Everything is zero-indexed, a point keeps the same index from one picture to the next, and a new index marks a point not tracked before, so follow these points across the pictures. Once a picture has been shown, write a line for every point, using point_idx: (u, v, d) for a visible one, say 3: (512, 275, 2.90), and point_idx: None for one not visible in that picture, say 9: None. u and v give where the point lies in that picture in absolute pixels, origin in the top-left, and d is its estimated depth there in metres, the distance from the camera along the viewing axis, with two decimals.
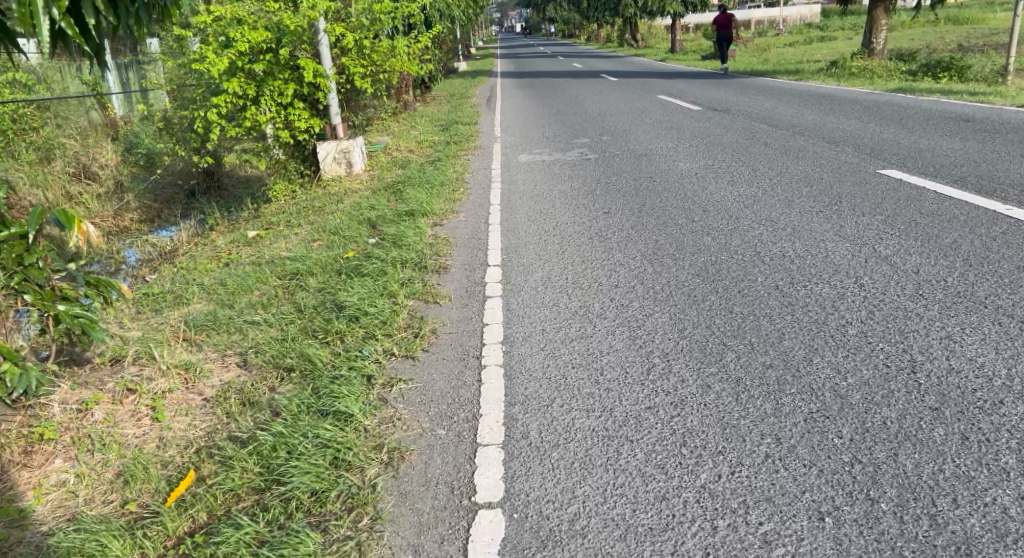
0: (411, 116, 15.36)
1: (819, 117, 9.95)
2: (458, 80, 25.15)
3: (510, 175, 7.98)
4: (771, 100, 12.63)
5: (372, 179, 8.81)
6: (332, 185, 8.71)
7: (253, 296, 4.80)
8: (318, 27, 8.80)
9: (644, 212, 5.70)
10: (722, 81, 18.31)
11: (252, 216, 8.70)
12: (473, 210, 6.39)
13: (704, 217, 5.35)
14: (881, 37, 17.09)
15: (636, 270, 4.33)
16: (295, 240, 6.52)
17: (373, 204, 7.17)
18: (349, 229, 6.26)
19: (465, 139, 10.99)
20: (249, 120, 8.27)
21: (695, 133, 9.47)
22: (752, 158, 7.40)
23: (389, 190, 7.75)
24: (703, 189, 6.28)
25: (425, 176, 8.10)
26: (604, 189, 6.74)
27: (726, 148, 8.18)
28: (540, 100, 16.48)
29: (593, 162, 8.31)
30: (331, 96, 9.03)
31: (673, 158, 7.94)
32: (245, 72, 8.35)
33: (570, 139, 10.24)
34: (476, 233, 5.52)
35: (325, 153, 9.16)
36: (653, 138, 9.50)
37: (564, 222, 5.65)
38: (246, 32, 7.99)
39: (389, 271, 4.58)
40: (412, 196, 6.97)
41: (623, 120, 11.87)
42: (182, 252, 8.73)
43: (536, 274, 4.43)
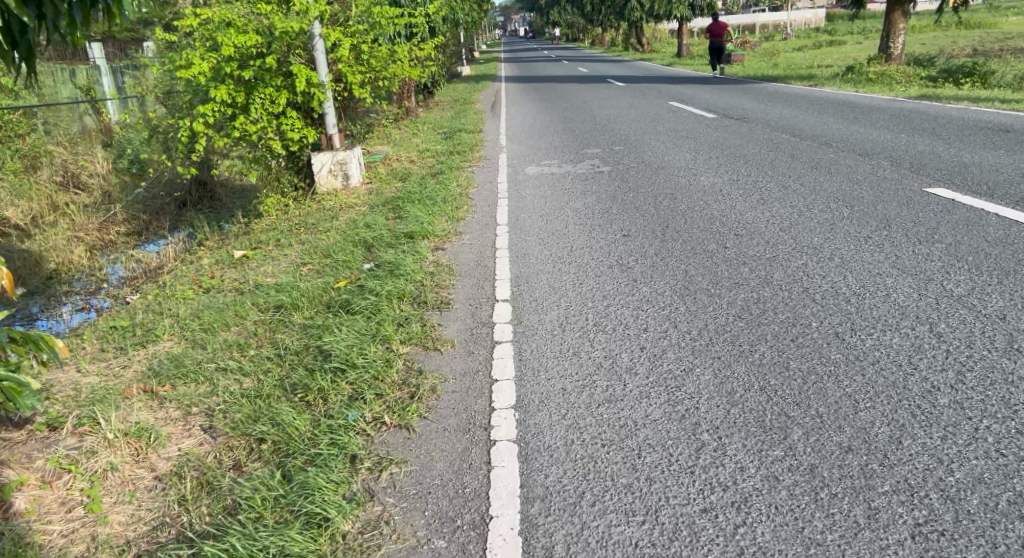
0: (413, 123, 14.84)
1: (844, 126, 9.40)
2: (462, 85, 24.69)
3: (518, 190, 7.43)
4: (790, 107, 12.07)
5: (370, 192, 8.27)
6: (328, 199, 8.15)
7: (230, 335, 4.27)
8: (313, 32, 8.27)
9: (669, 236, 5.14)
10: (733, 86, 17.75)
11: (242, 232, 8.17)
12: (478, 231, 5.84)
13: (738, 243, 4.78)
14: (898, 41, 16.52)
15: (667, 309, 3.77)
16: (284, 263, 5.97)
17: (370, 222, 6.63)
18: (342, 252, 5.72)
19: (469, 149, 10.44)
20: (238, 130, 7.74)
21: (714, 144, 8.91)
22: (780, 172, 6.84)
23: (388, 207, 7.21)
24: (731, 209, 5.72)
25: (427, 190, 7.56)
26: (621, 208, 6.18)
27: (750, 161, 7.61)
28: (546, 106, 15.96)
29: (607, 176, 7.75)
30: (327, 104, 8.48)
31: (693, 171, 7.39)
32: (234, 79, 7.82)
33: (580, 149, 9.70)
34: (482, 259, 4.97)
35: (320, 164, 8.58)
36: (669, 149, 8.95)
37: (580, 247, 5.10)
38: (234, 36, 7.46)
39: (383, 309, 4.03)
40: (412, 214, 6.43)
41: (634, 128, 11.33)
42: (168, 270, 8.20)
43: (551, 312, 3.89)
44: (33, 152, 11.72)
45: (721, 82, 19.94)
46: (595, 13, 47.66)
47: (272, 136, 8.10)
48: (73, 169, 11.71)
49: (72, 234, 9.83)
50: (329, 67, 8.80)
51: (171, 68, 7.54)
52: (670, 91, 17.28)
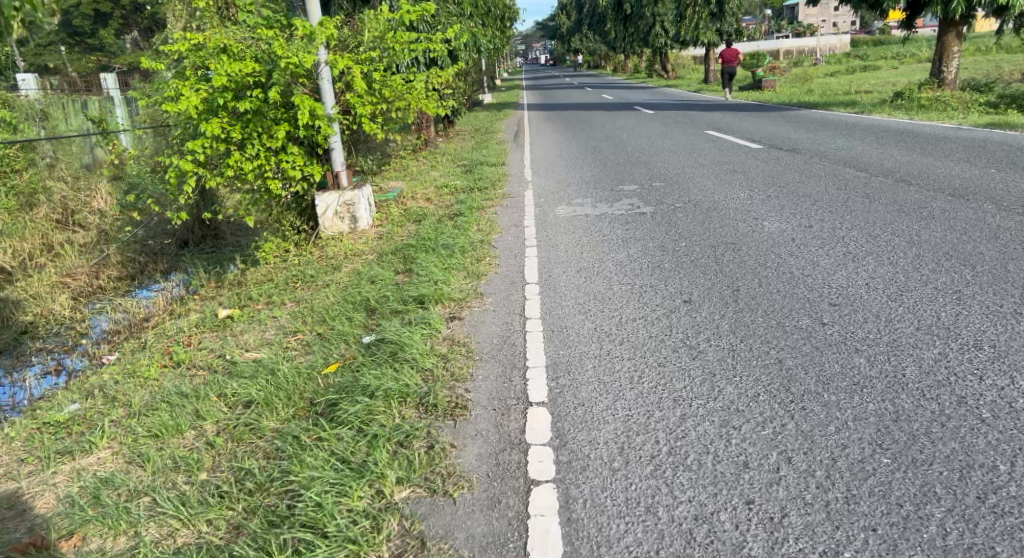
0: (433, 155, 14.02)
1: (914, 159, 8.37)
2: (486, 113, 24.00)
3: (548, 236, 6.43)
4: (843, 137, 11.05)
5: (380, 237, 7.35)
6: (331, 244, 7.23)
7: (180, 445, 3.28)
8: (319, 58, 7.41)
9: (743, 305, 4.11)
10: (771, 113, 16.74)
11: (236, 282, 7.28)
12: (504, 292, 4.84)
13: (837, 319, 3.73)
14: (953, 65, 15.42)
15: (768, 428, 2.73)
16: (273, 329, 5.03)
17: (376, 279, 5.67)
18: (340, 320, 4.76)
19: (492, 185, 9.50)
20: (231, 169, 6.90)
21: (770, 181, 7.87)
22: (860, 217, 5.81)
23: (399, 257, 6.25)
24: (813, 267, 4.67)
25: (444, 236, 6.60)
26: (674, 264, 5.16)
27: (818, 202, 6.57)
28: (574, 136, 15.11)
29: (651, 219, 6.74)
30: (335, 138, 7.58)
31: (753, 215, 6.36)
32: (228, 111, 7.00)
33: (615, 185, 8.73)
34: (508, 336, 3.97)
35: (325, 205, 7.65)
36: (717, 186, 7.93)
37: (632, 319, 4.09)
38: (227, 64, 6.64)
39: (377, 419, 3.02)
40: (426, 267, 5.45)
41: (673, 160, 10.37)
42: (153, 324, 7.31)
43: (606, 426, 2.86)
44: (29, 188, 10.78)
45: (755, 109, 18.90)
46: (617, 40, 46.96)
47: (271, 174, 7.23)
48: (70, 205, 10.93)
49: (59, 279, 9.01)
50: (337, 97, 7.92)
51: (158, 100, 6.78)
52: (704, 119, 16.28)
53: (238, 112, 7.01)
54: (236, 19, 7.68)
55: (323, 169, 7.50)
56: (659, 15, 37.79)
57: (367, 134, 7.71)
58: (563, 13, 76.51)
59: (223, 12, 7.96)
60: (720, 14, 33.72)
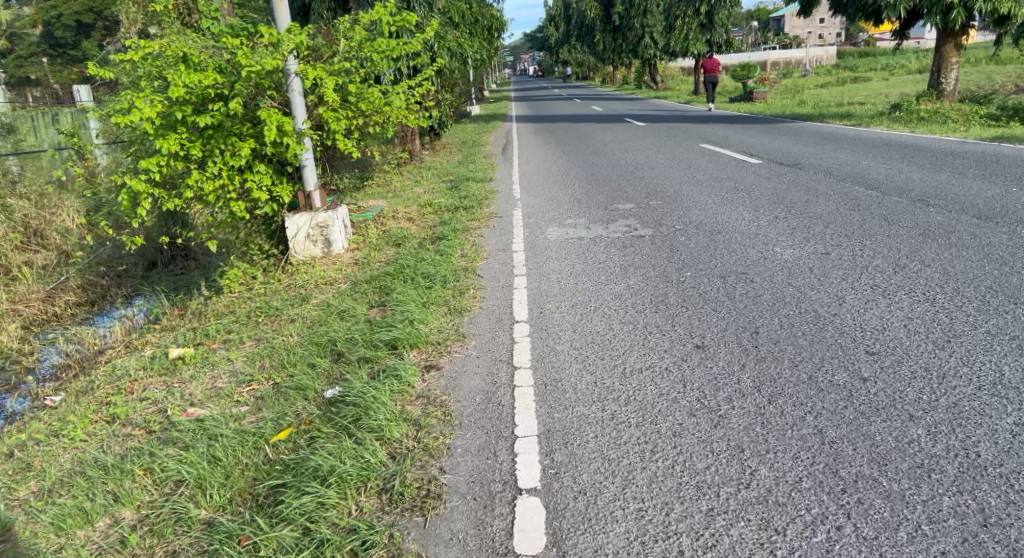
0: (417, 170, 13.46)
1: (926, 176, 7.93)
2: (473, 125, 23.48)
3: (539, 263, 5.87)
4: (845, 151, 10.62)
5: (356, 262, 6.78)
6: (303, 271, 6.65)
7: (87, 544, 2.68)
8: (289, 68, 6.84)
9: (765, 353, 3.56)
10: (766, 126, 16.36)
11: (198, 313, 6.67)
12: (490, 334, 4.25)
13: (880, 373, 3.17)
14: (952, 77, 15.10)
15: (820, 532, 2.21)
16: (228, 377, 4.43)
17: (348, 315, 5.07)
18: (303, 368, 4.16)
19: (478, 203, 8.93)
20: (191, 189, 6.31)
21: (775, 201, 7.36)
22: (881, 243, 5.30)
23: (375, 288, 5.66)
24: (840, 303, 4.13)
25: (425, 263, 6.01)
26: (680, 298, 4.60)
27: (831, 224, 6.07)
28: (564, 149, 14.61)
29: (650, 243, 6.18)
30: (307, 155, 7.01)
31: (762, 240, 5.82)
32: (188, 126, 6.42)
33: (609, 203, 8.21)
34: (492, 393, 3.39)
35: (295, 227, 7.04)
36: (720, 206, 7.41)
37: (637, 370, 3.53)
38: (184, 73, 6.07)
39: (329, 520, 2.44)
40: (404, 303, 4.85)
41: (669, 176, 9.87)
42: (106, 360, 6.65)
43: (616, 530, 2.32)
44: None
45: (749, 122, 18.50)
46: (605, 51, 46.63)
47: (235, 194, 6.65)
48: None
49: (9, 307, 8.32)
50: (309, 110, 7.33)
51: (110, 114, 6.20)
52: (698, 132, 15.82)
53: (198, 127, 6.44)
54: (199, 27, 7.11)
55: (294, 189, 6.92)
56: (648, 27, 37.82)
57: (341, 150, 7.15)
58: (551, 24, 76.31)
59: (185, 19, 7.37)
60: (710, 25, 33.63)
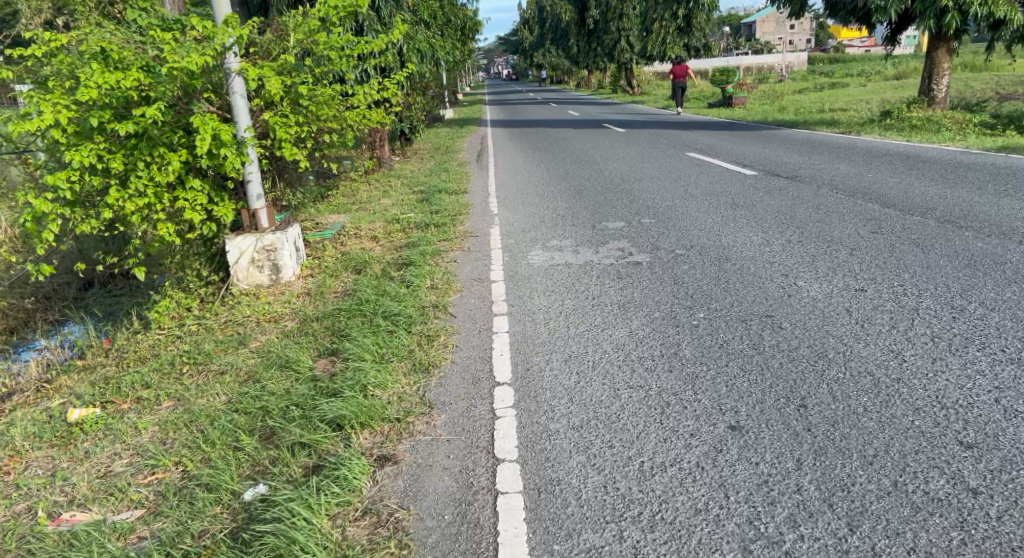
0: (385, 179, 12.53)
1: (943, 191, 7.29)
2: (446, 130, 22.60)
3: (523, 298, 5.01)
4: (845, 162, 9.98)
5: (310, 291, 5.87)
6: (248, 304, 5.73)
7: None
8: (229, 68, 5.90)
9: (822, 443, 2.72)
10: (752, 133, 15.78)
11: (121, 352, 5.69)
12: (463, 403, 3.36)
13: (993, 484, 2.40)
14: (943, 83, 14.66)
15: None
16: (130, 457, 3.48)
17: (289, 369, 4.15)
18: (225, 449, 3.25)
19: (452, 220, 8.05)
20: (110, 210, 5.34)
21: (783, 221, 6.61)
22: (923, 276, 4.56)
23: (327, 330, 4.74)
24: (899, 363, 3.33)
25: (389, 296, 5.11)
26: (697, 350, 3.77)
27: (856, 252, 5.33)
28: (542, 157, 13.82)
29: (649, 273, 5.36)
30: (251, 168, 6.07)
31: (780, 272, 5.04)
32: (107, 135, 5.45)
33: (597, 221, 7.40)
34: (469, 509, 2.53)
35: (237, 251, 6.07)
36: (721, 227, 6.63)
37: (660, 465, 2.70)
38: (98, 73, 5.11)
39: None
40: (357, 357, 3.94)
41: (658, 189, 9.11)
42: (9, 408, 5.61)
43: None
44: None
45: (733, 129, 17.90)
46: (580, 55, 45.98)
47: (165, 215, 5.69)
48: None
49: None
50: (254, 116, 6.38)
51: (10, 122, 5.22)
52: (682, 139, 15.14)
53: (119, 136, 5.48)
54: (125, 20, 6.15)
55: (235, 208, 5.97)
56: (624, 30, 37.29)
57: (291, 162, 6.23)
58: (524, 27, 75.51)
59: (108, 10, 6.38)
60: (688, 29, 33.32)
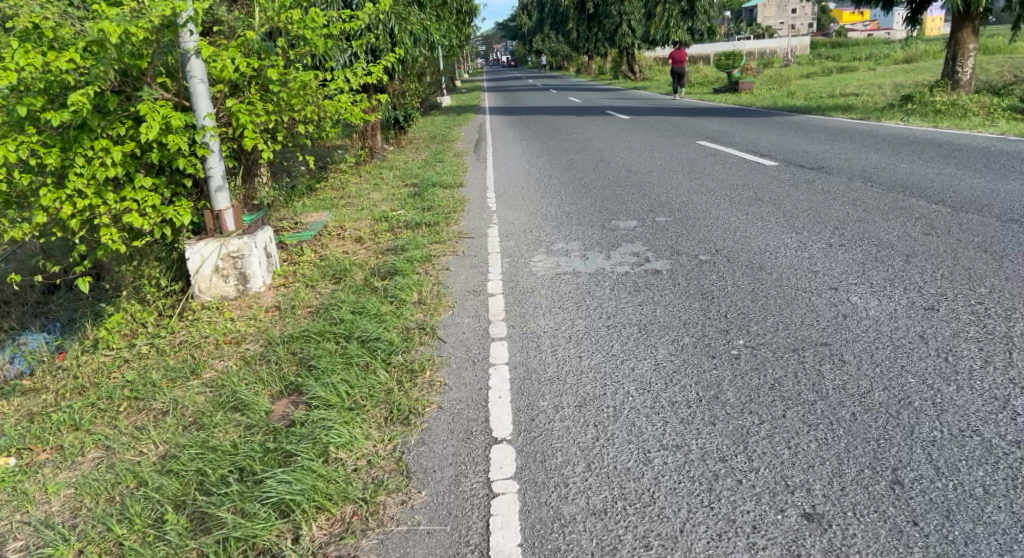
0: (377, 172, 11.76)
1: (992, 183, 6.54)
2: (443, 118, 21.84)
3: (526, 317, 4.26)
4: (872, 151, 9.21)
5: (282, 304, 5.13)
6: (210, 320, 4.99)
7: None
8: (185, 46, 5.05)
9: (942, 549, 2.02)
10: (765, 119, 14.96)
11: (61, 374, 4.93)
12: (449, 471, 2.62)
13: None
14: (968, 65, 13.87)
15: None
16: (27, 536, 2.75)
17: (241, 412, 3.40)
18: (140, 538, 2.52)
19: (445, 219, 7.28)
20: (42, 214, 4.56)
21: (818, 220, 5.85)
22: (1004, 292, 3.82)
23: (294, 359, 4.00)
24: (1010, 417, 2.60)
25: (368, 316, 4.36)
26: (741, 394, 3.04)
27: (912, 258, 4.58)
28: (544, 147, 13.05)
29: (671, 286, 4.61)
30: (212, 162, 5.29)
31: (827, 284, 4.30)
32: (39, 125, 4.65)
33: (607, 220, 6.65)
34: None
35: (199, 258, 5.31)
36: (747, 227, 5.88)
37: None
38: (22, 53, 4.30)
39: None
40: (321, 401, 3.19)
41: (672, 182, 8.35)
42: None
43: None
44: None
45: (742, 115, 17.09)
46: (580, 41, 44.99)
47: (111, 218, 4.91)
48: None
49: None
50: (217, 104, 5.60)
51: None
52: (690, 127, 14.36)
53: (55, 127, 4.68)
54: None
55: (193, 208, 5.20)
56: (625, 15, 36.28)
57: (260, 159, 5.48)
58: (522, 14, 74.24)
59: None
60: (692, 12, 32.45)
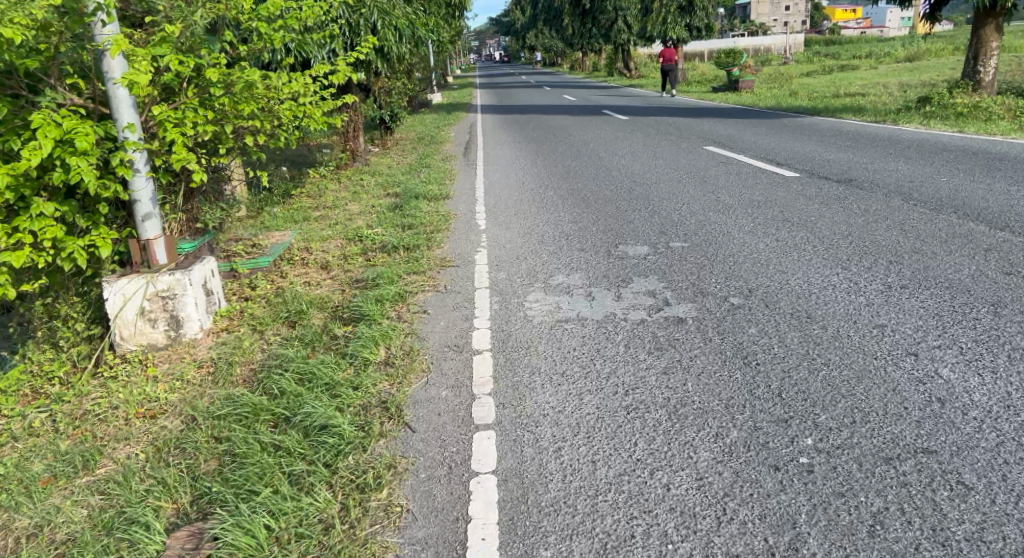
0: (355, 178, 10.82)
1: None
2: (433, 116, 20.92)
3: (521, 389, 3.34)
4: (902, 161, 8.31)
5: (221, 356, 4.19)
6: (131, 378, 4.05)
7: None
8: (99, 39, 4.04)
9: None
10: (774, 122, 14.05)
11: None
12: None
13: None
14: (991, 64, 13.02)
15: None
16: None
17: (125, 549, 2.46)
18: None
19: (426, 241, 6.33)
20: None
21: (864, 251, 4.94)
22: None
23: (217, 450, 3.06)
24: None
25: (318, 388, 3.42)
26: (828, 545, 2.13)
27: (1002, 310, 3.68)
28: (538, 151, 12.11)
29: (700, 343, 3.70)
30: (136, 182, 4.34)
31: (902, 346, 3.39)
32: None
33: (613, 247, 5.73)
34: None
35: (121, 299, 4.34)
36: (781, 259, 4.97)
37: None
38: None
39: None
40: (230, 548, 2.28)
41: (682, 196, 7.44)
42: None
43: None
44: None
45: (747, 116, 16.18)
46: (575, 36, 43.92)
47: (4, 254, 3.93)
48: None
49: None
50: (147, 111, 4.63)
51: None
52: (694, 129, 13.45)
53: None
54: None
55: (112, 238, 4.24)
56: (622, 10, 35.36)
57: (196, 184, 4.53)
58: (514, 9, 72.95)
59: None
60: (690, 9, 31.52)
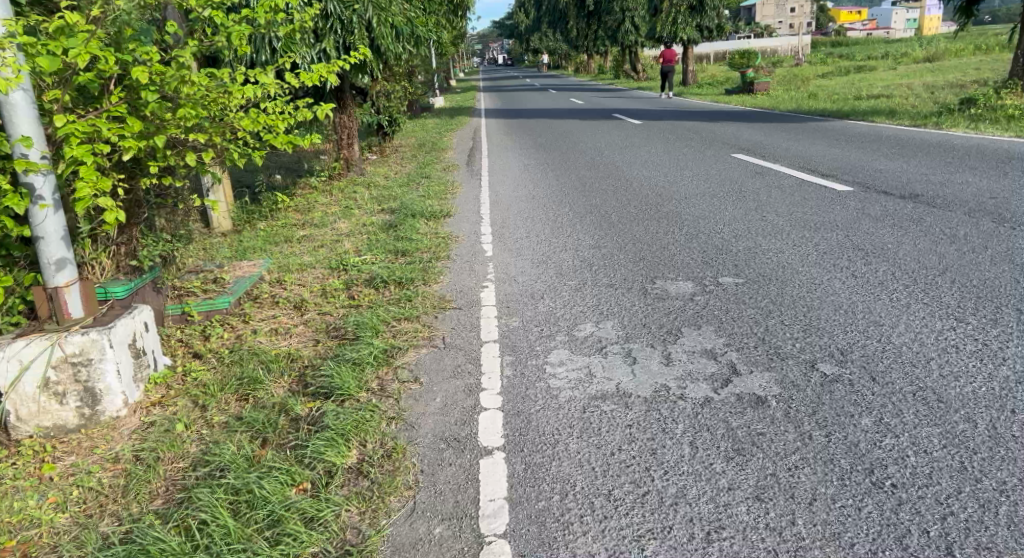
0: (347, 190, 9.79)
1: None
2: (435, 121, 19.90)
3: (549, 527, 2.30)
4: (969, 172, 7.26)
5: (143, 443, 3.15)
6: (18, 480, 3.00)
7: None
8: None
9: None
10: (803, 126, 12.98)
11: None
12: None
13: None
14: None
15: None
16: None
17: None
18: None
19: (422, 273, 5.28)
20: None
21: (974, 294, 3.90)
22: None
23: None
24: None
25: (255, 523, 2.37)
26: None
27: None
28: (548, 159, 11.09)
29: (795, 442, 2.66)
30: (34, 213, 3.26)
31: None
32: None
33: (649, 283, 4.68)
34: None
35: (16, 367, 3.26)
36: (870, 305, 3.92)
37: None
38: None
39: None
40: None
41: (721, 216, 6.39)
42: None
43: None
44: None
45: (770, 119, 15.14)
46: (580, 39, 42.86)
47: None
48: None
49: None
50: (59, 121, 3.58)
51: None
52: (717, 134, 12.41)
53: None
54: None
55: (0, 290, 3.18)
56: (630, 11, 34.40)
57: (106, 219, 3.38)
58: (517, 11, 72.03)
59: None
60: (700, 9, 30.51)
